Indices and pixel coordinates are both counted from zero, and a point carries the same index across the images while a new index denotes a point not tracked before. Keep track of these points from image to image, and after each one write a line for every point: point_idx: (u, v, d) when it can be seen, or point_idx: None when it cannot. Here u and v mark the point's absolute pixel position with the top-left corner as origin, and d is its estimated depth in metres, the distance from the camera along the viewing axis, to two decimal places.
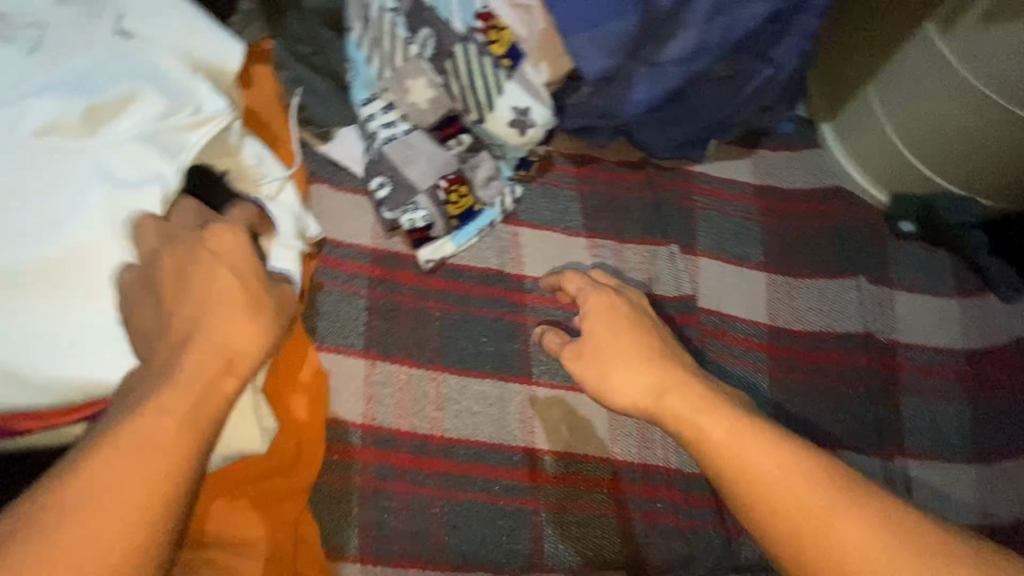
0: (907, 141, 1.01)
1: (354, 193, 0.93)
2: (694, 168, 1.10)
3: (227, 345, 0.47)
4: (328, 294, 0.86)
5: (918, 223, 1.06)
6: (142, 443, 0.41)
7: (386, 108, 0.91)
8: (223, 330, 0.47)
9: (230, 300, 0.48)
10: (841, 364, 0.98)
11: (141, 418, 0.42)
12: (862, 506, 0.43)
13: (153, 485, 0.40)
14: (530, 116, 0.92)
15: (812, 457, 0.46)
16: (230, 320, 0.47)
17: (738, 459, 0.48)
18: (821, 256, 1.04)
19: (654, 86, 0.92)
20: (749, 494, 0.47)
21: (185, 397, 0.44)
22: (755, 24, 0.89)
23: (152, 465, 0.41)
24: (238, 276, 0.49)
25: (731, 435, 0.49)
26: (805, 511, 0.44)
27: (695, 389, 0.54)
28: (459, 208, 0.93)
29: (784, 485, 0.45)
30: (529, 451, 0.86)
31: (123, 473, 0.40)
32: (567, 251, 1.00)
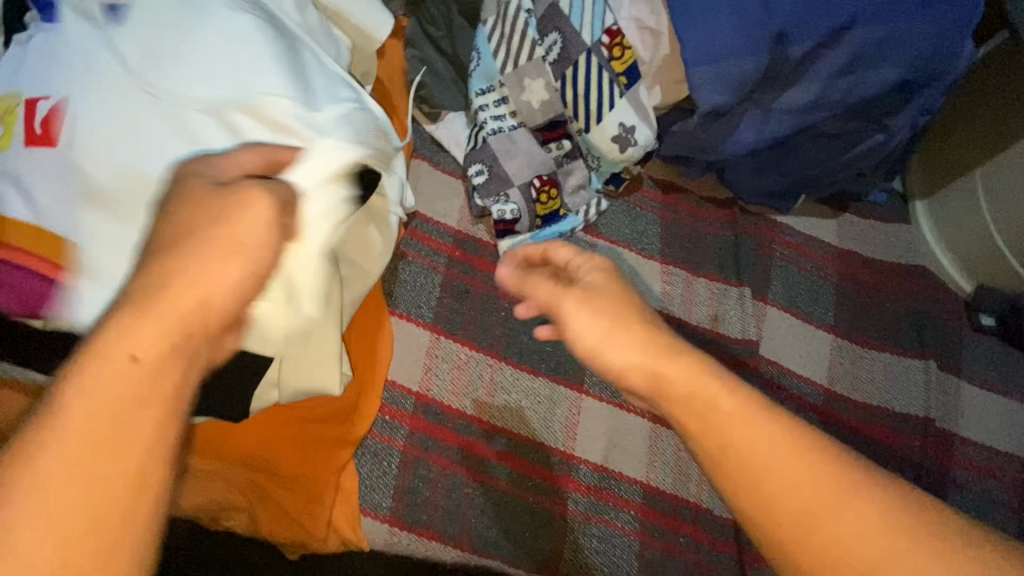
0: (1007, 236, 0.99)
1: (451, 176, 0.98)
2: (778, 218, 1.10)
3: (202, 297, 0.39)
4: (409, 263, 0.90)
5: (998, 319, 1.04)
6: (105, 408, 0.34)
7: (499, 101, 0.95)
8: (197, 277, 0.39)
9: (214, 245, 0.40)
10: (896, 443, 0.96)
11: (97, 375, 0.34)
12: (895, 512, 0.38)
13: (129, 449, 0.34)
14: (634, 135, 0.95)
15: (855, 472, 0.40)
16: (207, 267, 0.39)
17: (739, 449, 0.43)
18: (892, 331, 1.03)
19: (762, 130, 0.94)
20: (756, 488, 0.42)
21: (154, 352, 0.36)
22: (878, 89, 0.91)
23: (116, 432, 0.33)
24: (228, 232, 0.41)
25: (763, 439, 0.43)
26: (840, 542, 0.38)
27: (703, 365, 0.48)
28: (547, 209, 0.96)
29: (818, 508, 0.39)
30: (567, 457, 0.87)
31: (86, 440, 0.33)
32: (639, 271, 1.02)
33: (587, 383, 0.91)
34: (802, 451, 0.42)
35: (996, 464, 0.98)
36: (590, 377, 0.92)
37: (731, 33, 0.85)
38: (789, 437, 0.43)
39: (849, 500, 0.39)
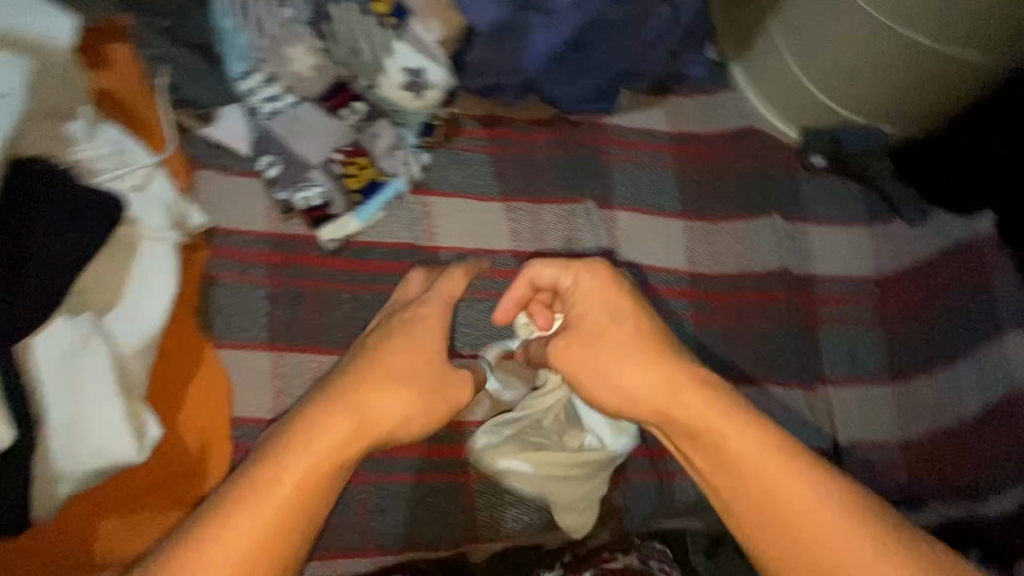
0: (815, 76, 1.03)
1: (244, 177, 0.87)
2: (607, 120, 1.08)
3: (365, 418, 0.60)
4: (223, 286, 0.81)
5: (830, 157, 1.07)
6: (271, 500, 0.55)
7: (266, 81, 0.84)
8: (371, 407, 0.61)
9: (366, 421, 0.59)
10: (763, 302, 1.00)
11: (273, 473, 0.55)
12: (877, 544, 0.55)
13: (277, 523, 0.54)
14: (425, 77, 0.87)
15: (832, 488, 0.57)
16: (374, 401, 0.61)
17: (720, 452, 0.61)
18: (736, 198, 1.04)
19: (552, 35, 0.88)
20: (743, 492, 0.59)
21: (314, 461, 0.57)
22: None
23: (277, 515, 0.54)
24: (356, 427, 0.59)
25: (749, 448, 0.60)
26: (814, 542, 0.56)
27: (707, 387, 0.63)
28: (359, 181, 0.88)
29: (790, 496, 0.57)
30: (456, 426, 0.82)
31: (260, 517, 0.54)
32: (482, 217, 0.96)
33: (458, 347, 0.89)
34: (774, 457, 0.59)
35: (854, 291, 1.03)
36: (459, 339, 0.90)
37: None
38: (769, 452, 0.59)
39: (867, 521, 0.56)
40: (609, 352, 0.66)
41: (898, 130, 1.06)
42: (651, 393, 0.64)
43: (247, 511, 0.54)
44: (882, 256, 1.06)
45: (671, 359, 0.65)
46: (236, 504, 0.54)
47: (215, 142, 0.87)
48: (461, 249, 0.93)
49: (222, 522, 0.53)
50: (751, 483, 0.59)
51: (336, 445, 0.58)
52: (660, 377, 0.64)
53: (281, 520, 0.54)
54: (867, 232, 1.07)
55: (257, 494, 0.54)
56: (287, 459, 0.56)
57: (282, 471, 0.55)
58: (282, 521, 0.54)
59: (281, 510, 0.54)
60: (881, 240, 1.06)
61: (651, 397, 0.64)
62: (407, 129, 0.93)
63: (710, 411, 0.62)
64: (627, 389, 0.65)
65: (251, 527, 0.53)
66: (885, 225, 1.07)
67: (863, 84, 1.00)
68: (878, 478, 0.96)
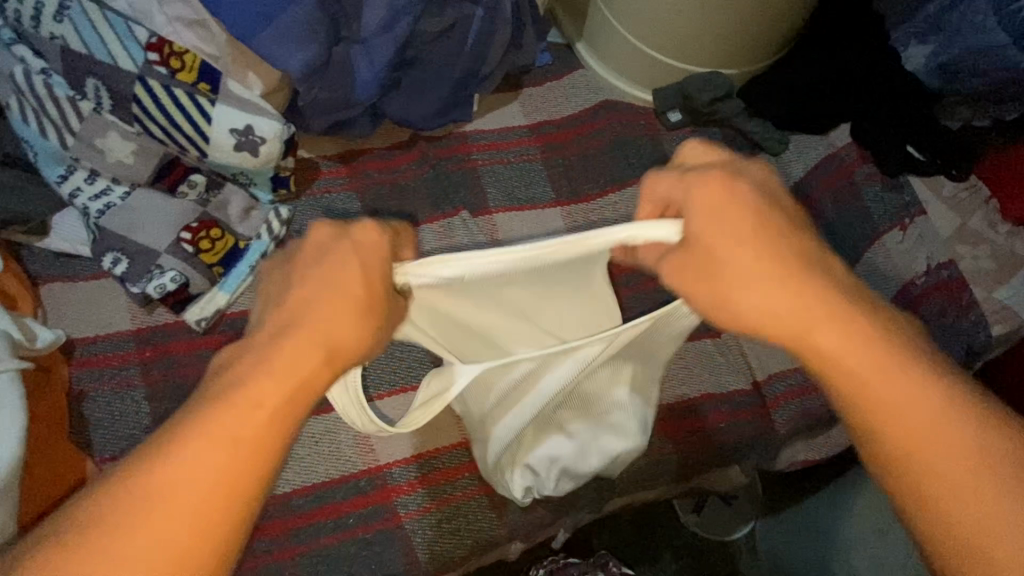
0: (647, 39, 1.07)
1: (94, 279, 0.83)
2: (466, 128, 1.08)
3: (323, 339, 0.48)
4: (95, 398, 0.78)
5: (686, 112, 1.10)
6: (182, 473, 0.42)
7: (90, 177, 0.81)
8: (320, 330, 0.48)
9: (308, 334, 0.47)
10: None
11: (193, 430, 0.43)
12: (985, 442, 0.45)
13: (214, 497, 0.42)
14: (255, 133, 0.84)
15: (954, 389, 0.47)
16: (329, 319, 0.48)
17: (833, 367, 0.48)
18: (606, 172, 1.06)
19: (374, 63, 0.86)
20: (862, 409, 0.48)
21: (249, 410, 0.44)
22: None
23: (203, 487, 0.42)
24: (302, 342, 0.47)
25: (841, 347, 0.48)
26: (903, 447, 0.46)
27: (806, 286, 0.49)
28: (216, 254, 0.85)
29: (911, 427, 0.46)
30: (374, 471, 0.81)
31: (178, 489, 0.41)
32: None
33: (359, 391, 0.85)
34: (882, 351, 0.48)
35: None
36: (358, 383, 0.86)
37: None
38: (891, 354, 0.48)
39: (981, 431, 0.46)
40: (740, 242, 0.50)
41: (739, 70, 1.11)
42: (788, 307, 0.49)
43: (224, 437, 0.43)
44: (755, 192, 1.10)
45: (800, 270, 0.49)
46: (197, 437, 0.43)
47: (54, 252, 0.83)
48: None
49: (172, 459, 0.42)
50: (928, 409, 0.46)
51: (299, 362, 0.47)
52: (792, 303, 0.49)
53: (256, 441, 0.44)
54: None
55: (232, 415, 0.44)
56: (254, 372, 0.46)
57: (261, 379, 0.45)
58: (253, 448, 0.43)
59: (251, 436, 0.44)
60: None
61: (778, 312, 0.49)
62: (258, 189, 0.91)
63: (806, 318, 0.49)
64: (740, 288, 0.50)
65: (221, 458, 0.43)
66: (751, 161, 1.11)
67: (691, 37, 1.04)
68: (795, 402, 0.99)
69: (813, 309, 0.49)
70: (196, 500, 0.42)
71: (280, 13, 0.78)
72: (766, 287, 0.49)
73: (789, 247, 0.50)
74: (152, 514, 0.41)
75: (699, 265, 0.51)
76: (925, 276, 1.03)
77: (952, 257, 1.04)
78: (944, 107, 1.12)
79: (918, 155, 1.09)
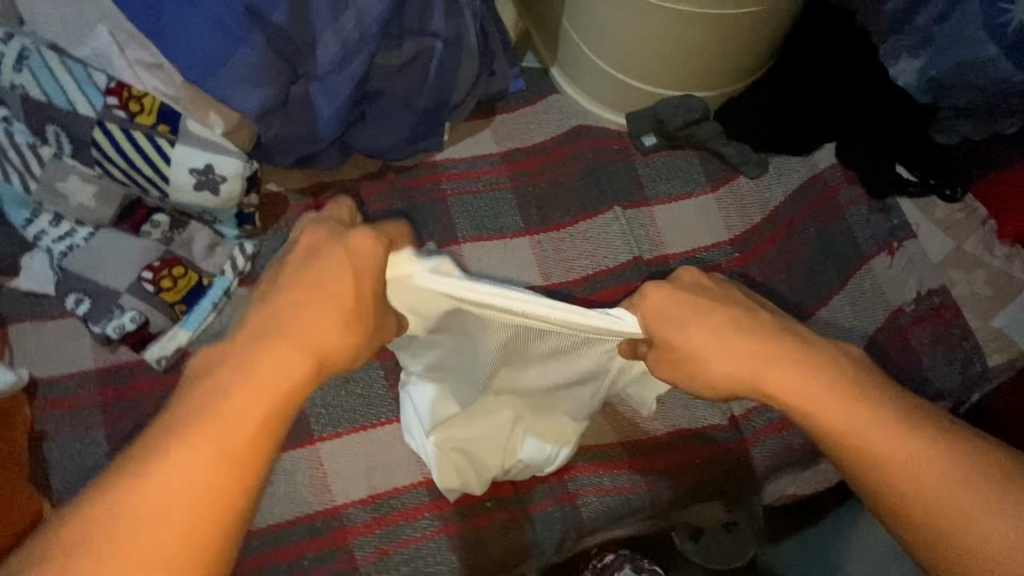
0: (617, 64, 1.05)
1: (62, 318, 0.84)
2: (436, 157, 1.08)
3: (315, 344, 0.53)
4: (56, 439, 0.79)
5: (661, 136, 1.08)
6: (181, 477, 0.45)
7: (55, 220, 0.84)
8: (313, 332, 0.53)
9: (317, 327, 0.53)
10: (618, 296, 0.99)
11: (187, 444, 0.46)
12: (992, 507, 0.46)
13: (199, 504, 0.45)
14: (215, 172, 0.85)
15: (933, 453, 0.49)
16: (321, 320, 0.53)
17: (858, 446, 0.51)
18: (575, 200, 1.05)
19: (333, 100, 0.86)
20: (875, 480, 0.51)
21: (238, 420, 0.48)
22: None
23: (195, 495, 0.45)
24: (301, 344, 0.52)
25: (827, 397, 0.53)
26: (899, 495, 0.49)
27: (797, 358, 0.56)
28: (178, 291, 0.85)
29: (925, 493, 0.48)
30: (331, 512, 0.81)
31: (172, 493, 0.44)
32: None
33: (316, 431, 0.84)
34: (862, 408, 0.52)
35: (715, 259, 1.02)
36: (317, 422, 0.85)
37: (210, 32, 0.77)
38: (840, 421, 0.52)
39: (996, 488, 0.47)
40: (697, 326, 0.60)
41: (715, 90, 1.08)
42: (723, 355, 0.58)
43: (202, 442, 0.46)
44: (732, 217, 1.05)
45: (743, 335, 0.58)
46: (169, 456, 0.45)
47: (24, 292, 0.84)
48: None
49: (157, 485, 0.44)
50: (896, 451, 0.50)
51: (280, 373, 0.50)
52: (745, 346, 0.58)
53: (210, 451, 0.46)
54: (712, 196, 1.06)
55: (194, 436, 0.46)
56: (238, 385, 0.49)
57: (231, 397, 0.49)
58: (238, 464, 0.47)
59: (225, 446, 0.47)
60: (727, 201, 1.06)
61: (722, 355, 0.58)
62: (223, 225, 0.92)
63: (760, 365, 0.57)
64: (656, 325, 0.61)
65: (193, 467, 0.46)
66: (728, 186, 1.07)
67: (661, 61, 1.02)
68: (774, 436, 0.94)
69: (753, 363, 0.57)
70: (175, 516, 0.44)
71: (229, 55, 0.78)
72: (690, 339, 0.60)
73: (759, 347, 0.57)
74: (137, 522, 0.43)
75: (666, 349, 0.62)
76: (914, 302, 0.99)
77: (943, 282, 0.99)
78: (939, 122, 1.05)
79: (908, 175, 1.05)
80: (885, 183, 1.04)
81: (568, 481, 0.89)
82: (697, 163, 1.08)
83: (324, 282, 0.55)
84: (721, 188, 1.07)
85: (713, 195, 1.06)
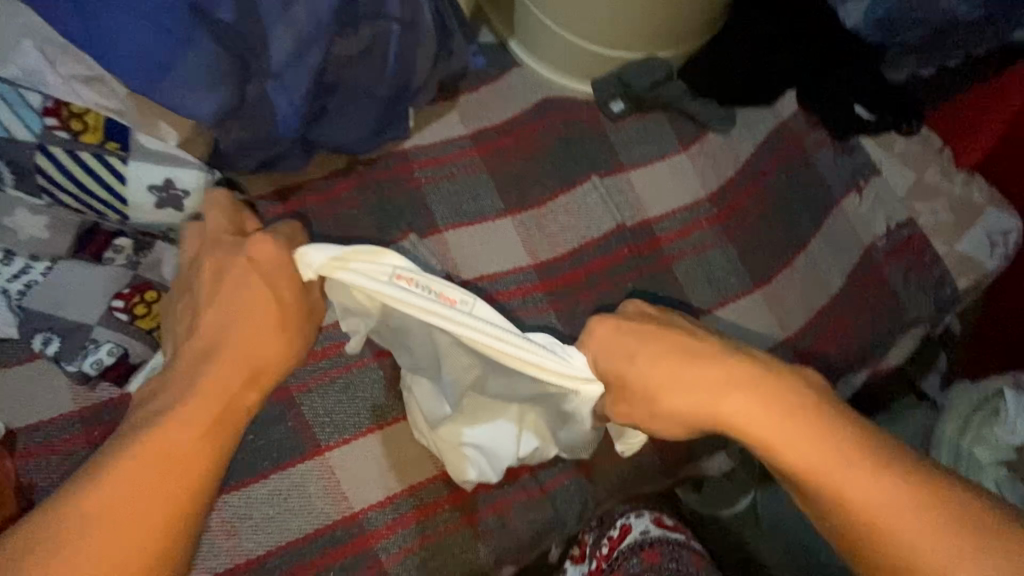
0: (578, 33, 1.05)
1: (30, 362, 0.79)
2: (405, 145, 1.04)
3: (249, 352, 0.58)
4: (45, 489, 0.74)
5: (628, 100, 1.07)
6: (150, 468, 0.50)
7: (6, 258, 0.78)
8: (245, 340, 0.58)
9: (253, 327, 0.58)
10: (606, 266, 0.99)
11: (151, 435, 0.52)
12: (973, 555, 0.48)
13: (167, 498, 0.50)
14: (176, 186, 0.80)
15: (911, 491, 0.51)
16: (258, 329, 0.58)
17: (842, 494, 0.52)
18: (551, 175, 1.04)
19: (294, 95, 0.83)
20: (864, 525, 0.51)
21: (197, 410, 0.54)
22: None
23: (162, 487, 0.50)
24: (239, 348, 0.57)
25: (814, 447, 0.53)
26: (897, 534, 0.50)
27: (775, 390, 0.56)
28: (154, 317, 0.79)
29: (906, 536, 0.50)
30: (350, 519, 0.80)
31: (130, 493, 0.49)
32: None
33: (323, 440, 0.82)
34: (852, 450, 0.53)
35: (695, 217, 1.03)
36: (322, 431, 0.83)
37: (155, 37, 0.72)
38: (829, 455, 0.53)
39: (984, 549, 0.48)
40: (672, 359, 0.59)
41: (677, 50, 1.08)
42: (699, 398, 0.57)
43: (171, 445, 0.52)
44: (706, 174, 1.05)
45: (699, 351, 0.59)
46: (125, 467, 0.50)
47: None
48: None
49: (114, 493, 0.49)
50: (864, 510, 0.51)
51: (226, 382, 0.56)
52: (713, 382, 0.57)
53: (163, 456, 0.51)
54: (684, 154, 1.06)
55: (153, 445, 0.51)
56: (185, 396, 0.54)
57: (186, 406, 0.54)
58: (192, 461, 0.52)
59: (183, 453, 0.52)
60: (701, 159, 1.06)
61: (703, 398, 0.57)
62: None
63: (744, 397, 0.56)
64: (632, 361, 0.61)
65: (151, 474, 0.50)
66: (699, 144, 1.07)
67: (622, 25, 1.01)
68: None
69: (733, 408, 0.56)
70: (132, 510, 0.49)
71: (177, 60, 0.73)
72: (659, 385, 0.59)
73: (734, 372, 0.57)
74: (97, 523, 0.48)
75: (623, 378, 0.62)
76: (886, 237, 1.02)
77: (909, 215, 1.03)
78: (887, 62, 1.09)
79: (865, 114, 1.08)
80: (846, 123, 1.06)
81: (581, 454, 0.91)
82: (667, 123, 1.08)
83: (253, 287, 0.59)
84: (694, 146, 1.07)
85: (685, 154, 1.06)
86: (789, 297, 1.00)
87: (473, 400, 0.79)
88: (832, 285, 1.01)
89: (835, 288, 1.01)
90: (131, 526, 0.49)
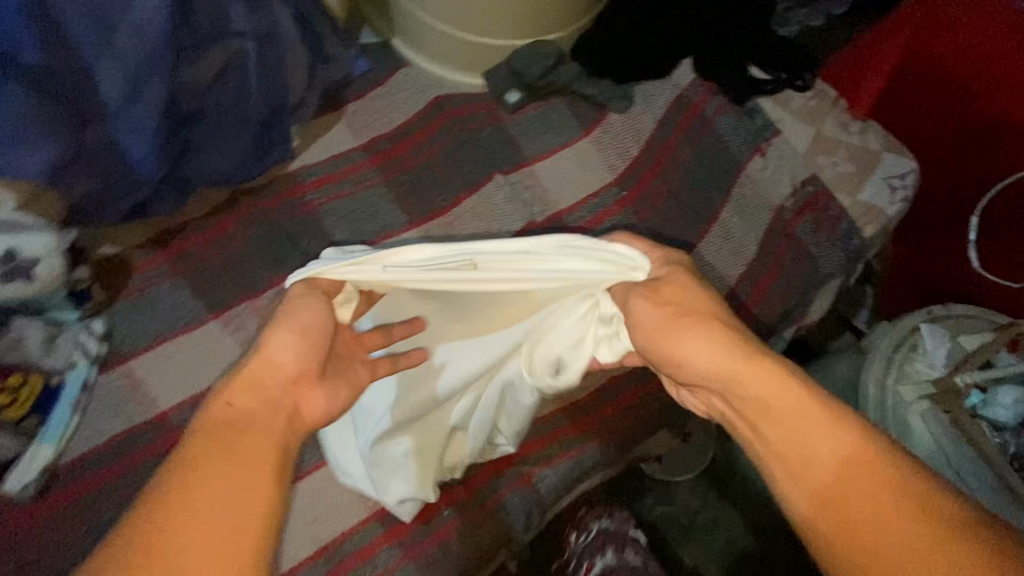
0: (462, 26, 0.99)
1: None
2: (292, 167, 0.97)
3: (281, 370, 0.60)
4: None
5: (523, 89, 1.03)
6: (227, 454, 0.52)
7: None
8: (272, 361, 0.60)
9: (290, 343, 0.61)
10: None
11: (202, 443, 0.52)
12: (928, 539, 0.46)
13: (239, 526, 0.48)
14: (20, 257, 0.73)
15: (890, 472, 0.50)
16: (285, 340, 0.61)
17: (805, 455, 0.53)
18: (454, 178, 0.99)
19: (143, 138, 0.75)
20: (818, 491, 0.52)
21: (252, 432, 0.54)
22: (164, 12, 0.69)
23: (250, 474, 0.51)
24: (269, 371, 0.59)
25: (809, 427, 0.54)
26: (846, 503, 0.50)
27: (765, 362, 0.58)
28: (24, 403, 0.75)
29: (861, 505, 0.49)
30: None
31: (225, 490, 0.49)
32: (201, 349, 0.85)
33: None
34: (838, 439, 0.52)
35: (605, 204, 0.99)
36: None
37: None
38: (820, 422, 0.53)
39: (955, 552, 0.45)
40: (660, 324, 0.63)
41: (567, 32, 1.04)
42: (703, 357, 0.61)
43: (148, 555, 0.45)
44: (611, 156, 1.02)
45: (677, 299, 0.64)
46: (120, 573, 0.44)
47: None
48: (189, 402, 0.82)
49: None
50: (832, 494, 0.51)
51: (259, 408, 0.56)
52: (707, 347, 0.60)
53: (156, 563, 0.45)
54: (586, 141, 1.02)
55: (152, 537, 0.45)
56: (247, 415, 0.56)
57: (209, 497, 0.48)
58: (247, 471, 0.51)
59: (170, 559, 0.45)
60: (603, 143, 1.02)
61: (695, 364, 0.61)
62: (58, 312, 0.80)
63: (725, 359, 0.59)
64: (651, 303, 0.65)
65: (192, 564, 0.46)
66: (601, 127, 1.03)
67: (505, 13, 0.97)
68: None
69: (705, 355, 0.60)
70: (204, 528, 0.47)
71: None
72: (668, 332, 0.62)
73: (744, 349, 0.59)
74: (180, 529, 0.46)
75: (639, 332, 0.65)
76: (792, 197, 1.03)
77: (812, 172, 1.04)
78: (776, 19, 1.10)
79: (762, 75, 1.09)
80: (744, 87, 1.07)
81: (518, 464, 0.89)
82: (565, 108, 1.04)
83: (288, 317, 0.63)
84: (595, 130, 1.03)
85: (587, 140, 1.02)
86: (709, 269, 0.99)
87: (458, 365, 0.79)
88: (747, 252, 1.01)
89: (749, 255, 1.01)
90: (229, 523, 0.48)
